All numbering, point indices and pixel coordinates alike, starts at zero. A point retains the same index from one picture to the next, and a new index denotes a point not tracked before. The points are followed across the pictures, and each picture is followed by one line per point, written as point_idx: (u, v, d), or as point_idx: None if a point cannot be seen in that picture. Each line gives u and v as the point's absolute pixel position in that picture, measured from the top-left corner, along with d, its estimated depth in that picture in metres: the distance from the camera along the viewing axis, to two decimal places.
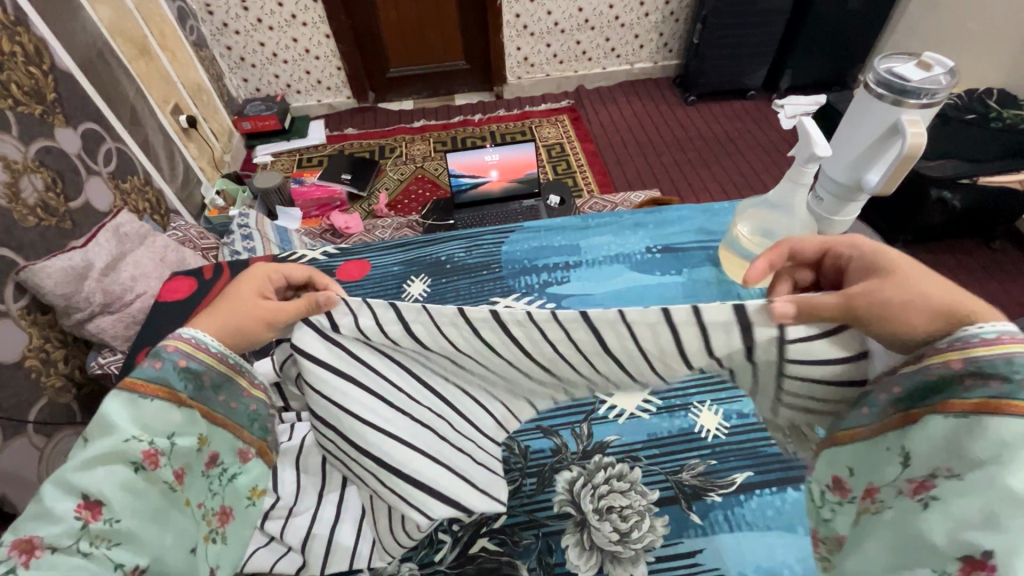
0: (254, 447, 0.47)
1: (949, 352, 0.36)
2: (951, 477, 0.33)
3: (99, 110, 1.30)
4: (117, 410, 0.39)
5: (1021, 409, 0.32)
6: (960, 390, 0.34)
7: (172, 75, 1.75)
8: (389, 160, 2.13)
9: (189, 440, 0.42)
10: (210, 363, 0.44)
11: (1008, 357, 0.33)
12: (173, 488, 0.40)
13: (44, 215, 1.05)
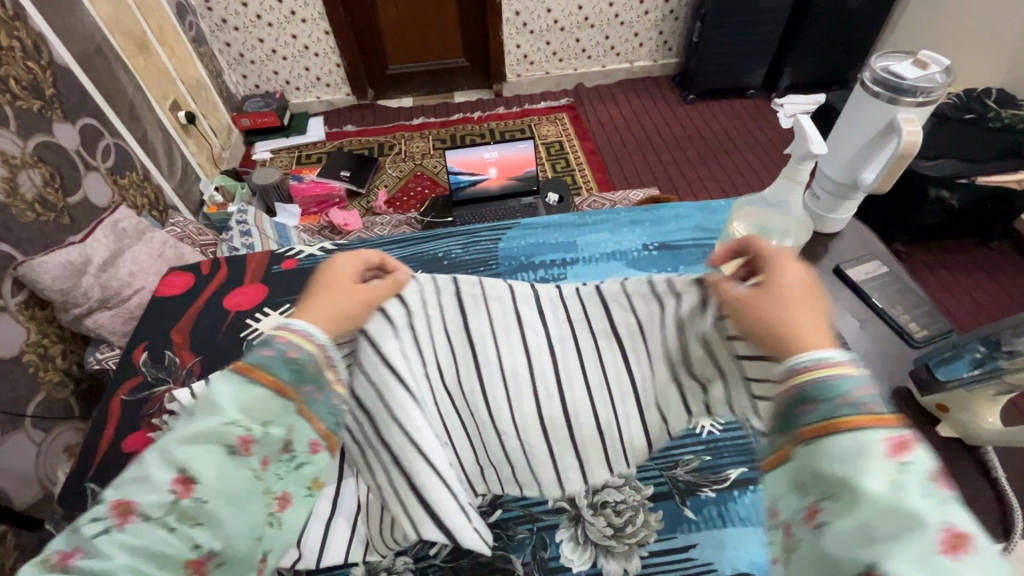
0: (324, 439, 0.41)
1: (785, 381, 0.35)
2: (826, 499, 0.30)
3: (97, 105, 1.30)
4: (223, 386, 0.37)
5: (850, 422, 0.30)
6: (801, 416, 0.33)
7: (170, 71, 1.75)
8: (388, 157, 2.13)
9: (279, 428, 0.38)
10: (315, 349, 0.41)
11: (831, 375, 0.33)
12: (258, 475, 0.37)
13: (42, 210, 1.05)
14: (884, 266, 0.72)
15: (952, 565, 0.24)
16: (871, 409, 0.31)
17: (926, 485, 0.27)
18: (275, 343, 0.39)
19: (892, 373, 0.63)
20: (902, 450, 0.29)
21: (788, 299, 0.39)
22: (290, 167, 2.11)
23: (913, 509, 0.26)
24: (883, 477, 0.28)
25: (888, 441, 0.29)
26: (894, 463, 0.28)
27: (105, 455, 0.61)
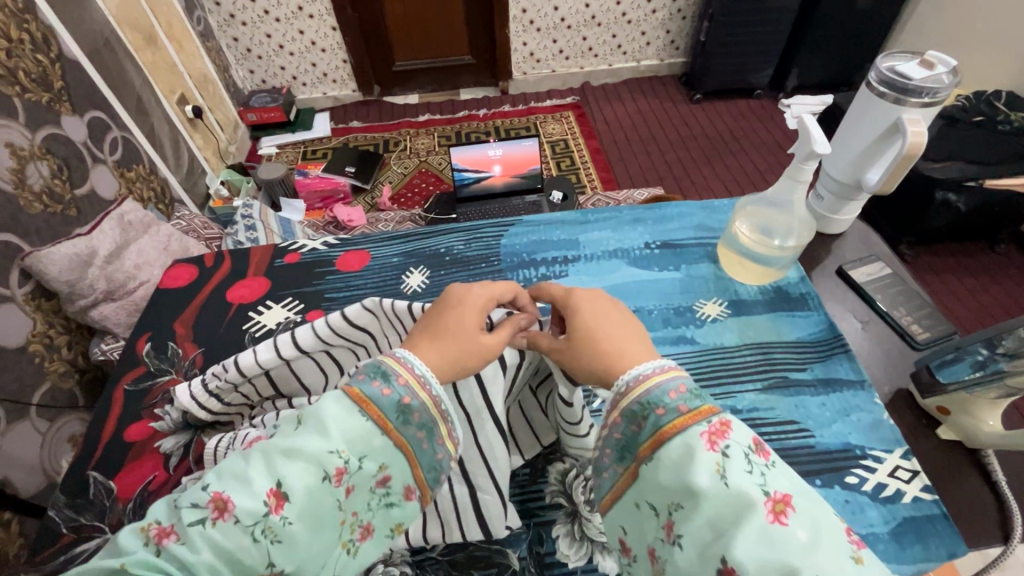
0: (419, 487, 0.42)
1: (613, 408, 0.40)
2: (678, 509, 0.35)
3: (106, 99, 1.32)
4: (337, 410, 0.39)
5: (672, 428, 0.36)
6: (637, 435, 0.38)
7: (178, 65, 1.76)
8: (393, 154, 2.14)
9: (373, 463, 0.39)
10: (428, 401, 0.42)
11: (653, 387, 0.38)
12: (345, 502, 0.38)
13: (50, 202, 1.06)
14: (887, 268, 0.72)
15: (780, 528, 0.31)
16: (684, 409, 0.37)
17: (745, 463, 0.34)
18: (395, 383, 0.41)
19: (894, 374, 0.62)
20: (720, 436, 0.35)
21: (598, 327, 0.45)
22: (296, 162, 2.11)
23: (741, 491, 0.32)
24: (711, 471, 0.34)
25: (706, 433, 0.35)
26: (717, 453, 0.34)
27: (108, 444, 0.61)
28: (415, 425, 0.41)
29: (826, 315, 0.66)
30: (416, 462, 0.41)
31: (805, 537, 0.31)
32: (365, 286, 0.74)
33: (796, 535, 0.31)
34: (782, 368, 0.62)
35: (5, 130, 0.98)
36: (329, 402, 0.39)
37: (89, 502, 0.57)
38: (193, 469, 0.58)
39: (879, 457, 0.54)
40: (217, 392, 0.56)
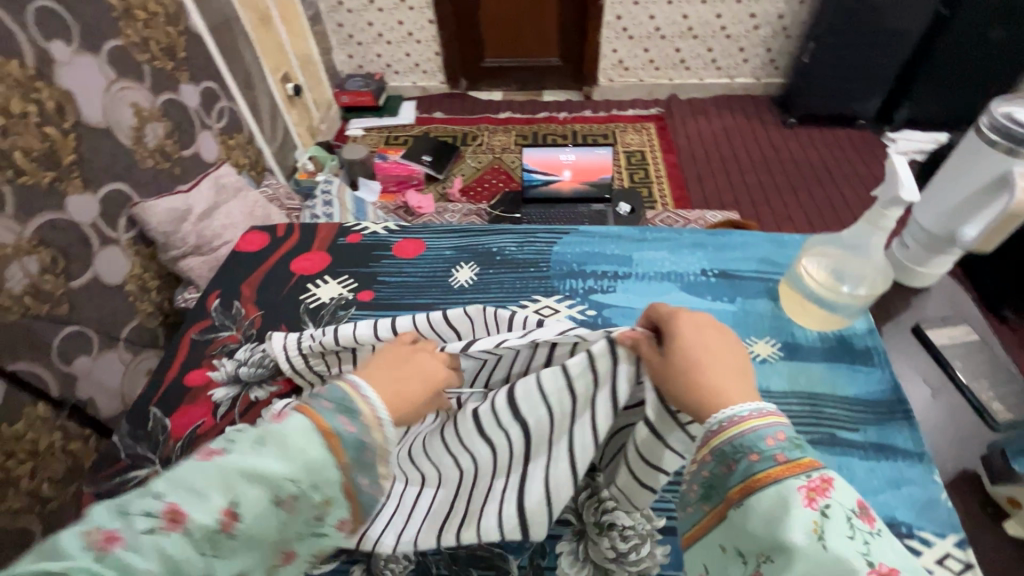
0: (352, 520, 0.40)
1: (703, 445, 0.40)
2: (767, 562, 0.35)
3: (220, 72, 1.45)
4: (300, 433, 0.38)
5: (767, 476, 0.36)
6: (728, 477, 0.39)
7: (286, 46, 1.90)
8: (470, 148, 2.18)
9: (322, 495, 0.37)
10: (379, 444, 0.40)
11: (747, 431, 0.38)
12: (287, 527, 0.37)
13: (161, 159, 1.18)
14: (975, 332, 0.65)
15: None
16: (781, 459, 0.37)
17: (845, 526, 0.33)
18: (358, 421, 0.40)
19: (961, 451, 0.56)
20: (820, 494, 0.35)
21: (697, 356, 0.43)
22: (378, 145, 2.21)
23: (840, 557, 0.32)
24: (808, 530, 0.34)
25: (804, 489, 0.35)
26: (816, 511, 0.34)
27: (169, 385, 0.68)
28: (373, 464, 0.40)
29: (891, 373, 0.61)
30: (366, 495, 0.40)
31: None
32: (416, 274, 0.76)
33: None
34: (829, 425, 0.57)
35: (132, 92, 1.10)
36: (294, 425, 0.38)
37: (147, 434, 0.63)
38: (236, 421, 0.63)
39: (927, 540, 0.49)
40: (307, 353, 0.63)
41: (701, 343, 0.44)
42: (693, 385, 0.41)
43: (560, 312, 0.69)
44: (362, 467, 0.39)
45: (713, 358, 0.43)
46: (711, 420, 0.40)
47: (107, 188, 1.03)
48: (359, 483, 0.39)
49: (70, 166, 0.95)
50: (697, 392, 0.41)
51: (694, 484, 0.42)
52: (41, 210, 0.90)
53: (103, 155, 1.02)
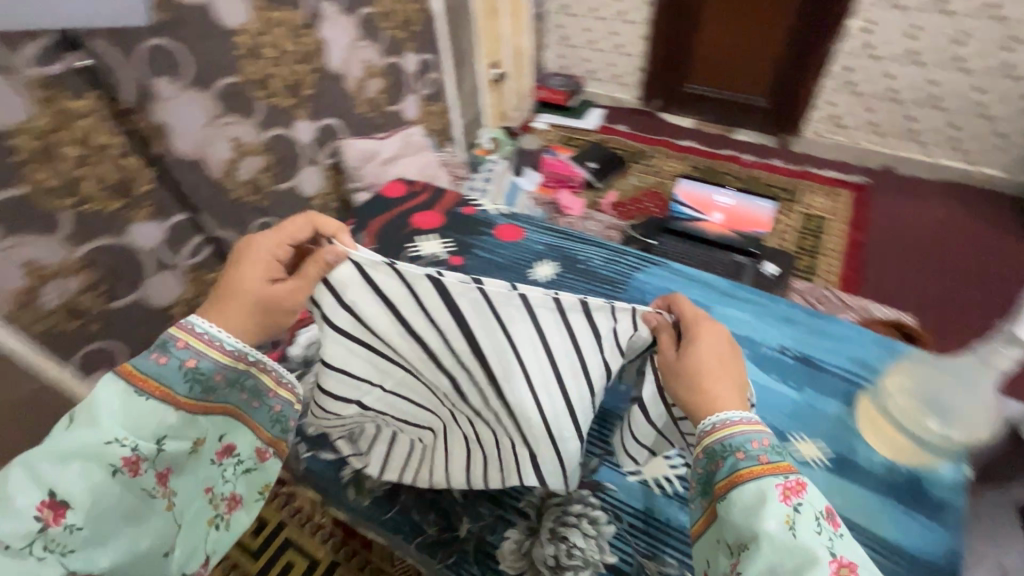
0: (271, 446, 0.65)
1: (700, 442, 0.52)
2: (743, 549, 0.44)
3: (438, 46, 1.73)
4: (121, 397, 0.53)
5: (750, 472, 0.47)
6: (716, 472, 0.49)
7: (504, 35, 2.11)
8: (638, 167, 2.18)
9: (184, 442, 0.57)
10: (223, 363, 0.59)
11: (735, 433, 0.50)
12: (147, 488, 0.54)
13: (372, 109, 1.53)
14: None
15: None
16: (762, 459, 0.48)
17: (812, 522, 0.43)
18: (182, 343, 0.57)
19: None
20: (794, 495, 0.45)
21: (707, 365, 0.55)
22: (554, 142, 2.33)
23: (805, 545, 0.42)
24: (782, 520, 0.43)
25: (782, 486, 0.45)
26: (788, 506, 0.44)
27: None
28: (237, 388, 0.62)
29: (954, 538, 0.55)
30: (259, 427, 0.65)
31: None
32: (504, 255, 0.84)
33: None
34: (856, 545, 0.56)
35: (368, 53, 1.40)
36: (109, 392, 0.53)
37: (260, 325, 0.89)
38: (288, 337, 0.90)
39: None
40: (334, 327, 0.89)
41: (715, 355, 0.56)
42: (696, 387, 0.54)
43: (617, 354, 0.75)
44: (218, 410, 0.60)
45: (718, 364, 0.55)
46: (708, 421, 0.53)
47: (325, 120, 1.31)
48: (222, 414, 0.61)
49: (306, 96, 1.24)
50: (695, 393, 0.54)
51: (696, 482, 0.52)
52: (279, 124, 1.18)
53: (332, 96, 1.31)
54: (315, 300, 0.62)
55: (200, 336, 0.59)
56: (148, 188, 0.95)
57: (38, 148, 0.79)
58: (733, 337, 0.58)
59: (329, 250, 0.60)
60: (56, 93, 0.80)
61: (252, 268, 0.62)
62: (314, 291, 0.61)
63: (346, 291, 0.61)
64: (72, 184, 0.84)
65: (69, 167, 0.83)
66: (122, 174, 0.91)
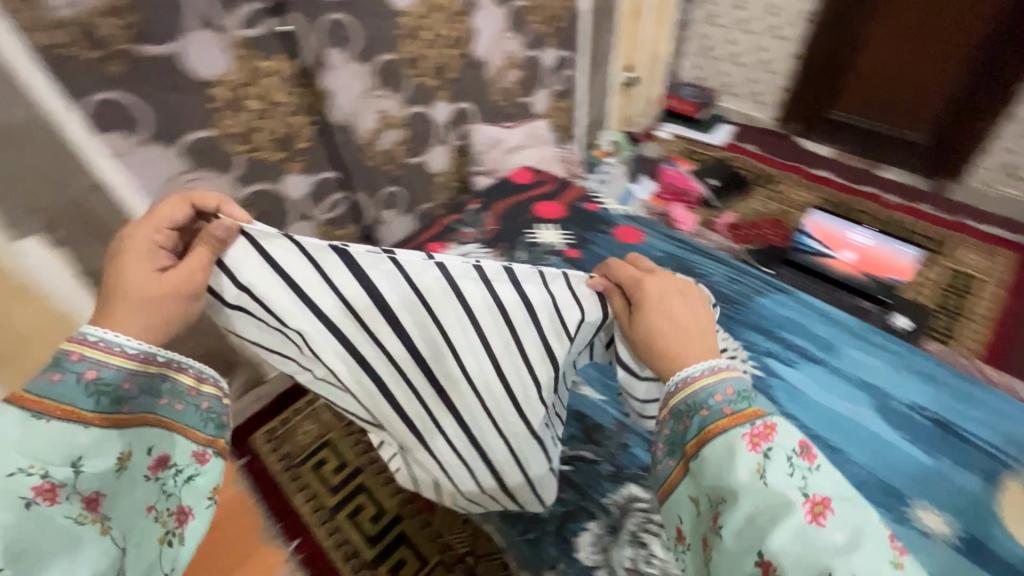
0: (210, 446, 0.69)
1: (667, 402, 0.65)
2: (722, 503, 0.55)
3: (579, 45, 1.83)
4: (18, 428, 0.53)
5: (717, 429, 0.58)
6: (686, 435, 0.62)
7: (643, 40, 2.09)
8: (762, 190, 2.06)
9: (107, 458, 0.58)
10: (129, 368, 0.62)
11: (700, 390, 0.63)
12: (71, 512, 0.53)
13: (504, 96, 1.67)
14: None
15: (818, 527, 0.49)
16: (727, 410, 0.59)
17: (784, 465, 0.53)
18: (85, 356, 0.59)
19: None
20: (758, 445, 0.55)
21: (653, 327, 0.73)
22: (676, 154, 2.27)
23: (778, 490, 0.52)
24: (754, 470, 0.54)
25: (750, 435, 0.56)
26: (758, 454, 0.55)
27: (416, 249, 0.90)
28: (155, 394, 0.65)
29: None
30: (194, 430, 0.68)
31: (839, 535, 0.48)
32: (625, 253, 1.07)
33: (834, 534, 0.48)
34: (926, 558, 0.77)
35: None
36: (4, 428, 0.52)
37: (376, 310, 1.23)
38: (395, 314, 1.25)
39: None
40: None
41: (654, 310, 0.75)
42: (652, 348, 0.72)
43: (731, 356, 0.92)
44: (137, 419, 0.63)
45: (663, 324, 0.73)
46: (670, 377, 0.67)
47: None
48: (143, 423, 0.64)
49: (448, 80, 1.47)
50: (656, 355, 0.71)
51: (664, 443, 0.65)
52: None
53: None
54: (213, 290, 0.71)
55: (95, 345, 0.60)
56: (305, 143, 1.24)
57: (231, 99, 1.07)
58: (669, 287, 0.78)
59: (218, 225, 0.67)
60: (253, 55, 1.06)
61: (136, 265, 0.65)
62: (210, 276, 0.69)
63: (240, 272, 0.70)
64: (250, 132, 1.13)
65: (249, 118, 1.11)
66: (288, 129, 1.19)
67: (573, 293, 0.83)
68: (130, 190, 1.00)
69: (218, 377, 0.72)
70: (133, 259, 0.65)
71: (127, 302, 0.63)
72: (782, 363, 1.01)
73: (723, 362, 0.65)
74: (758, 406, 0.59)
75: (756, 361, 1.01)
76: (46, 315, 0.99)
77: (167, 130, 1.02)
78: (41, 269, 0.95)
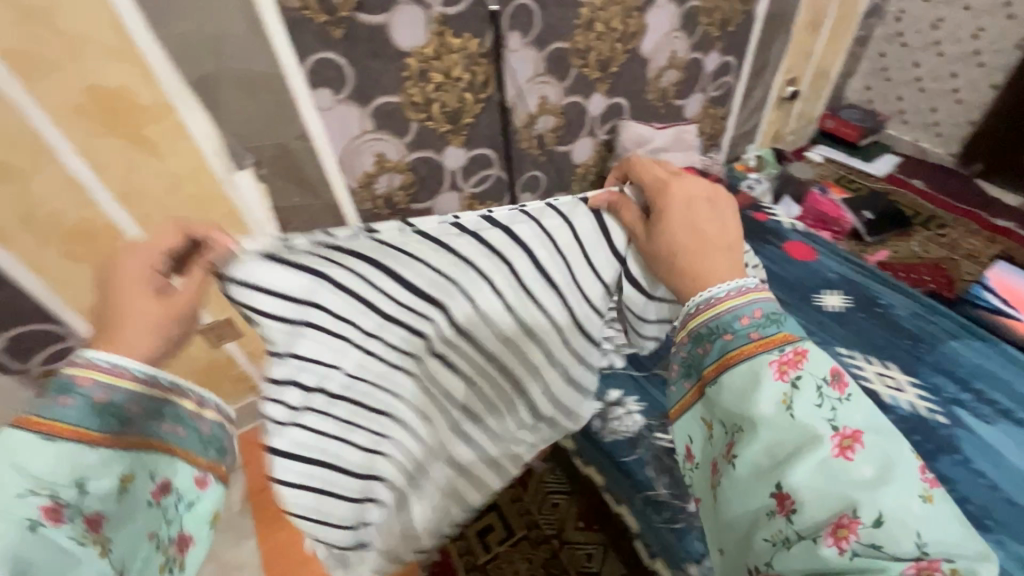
0: (211, 473, 0.68)
1: (684, 328, 0.73)
2: (738, 433, 0.64)
3: (746, 52, 1.75)
4: (27, 445, 0.52)
5: (746, 353, 0.65)
6: (704, 357, 0.70)
7: (814, 53, 1.96)
8: (926, 232, 1.86)
9: (109, 481, 0.57)
10: (137, 390, 0.60)
11: (727, 312, 0.69)
12: (73, 536, 0.52)
13: (659, 97, 1.65)
14: None
15: (845, 460, 0.57)
16: (753, 336, 0.66)
17: (812, 399, 0.60)
18: (97, 381, 0.58)
19: None
20: (784, 373, 0.63)
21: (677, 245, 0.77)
22: (827, 178, 2.11)
23: (803, 423, 0.59)
24: (779, 402, 0.61)
25: (777, 362, 0.63)
26: (785, 383, 0.62)
27: None
28: (159, 416, 0.62)
29: None
30: (196, 456, 0.67)
31: (869, 471, 0.56)
32: (807, 276, 1.32)
33: (863, 468, 0.56)
34: None
35: None
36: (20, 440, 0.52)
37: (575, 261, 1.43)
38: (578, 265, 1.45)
39: None
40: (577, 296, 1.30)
41: (678, 220, 0.78)
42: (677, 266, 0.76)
43: (903, 387, 1.07)
44: (145, 443, 0.61)
45: (688, 236, 0.76)
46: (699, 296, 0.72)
47: None
48: (150, 448, 0.61)
49: (610, 74, 1.48)
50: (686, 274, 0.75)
51: (677, 367, 0.75)
52: None
53: None
54: (249, 307, 0.67)
55: (102, 367, 0.58)
56: (470, 119, 1.31)
57: (419, 70, 1.16)
58: (688, 193, 0.79)
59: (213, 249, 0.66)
60: (445, 31, 1.14)
61: (134, 288, 0.64)
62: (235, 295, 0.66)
63: (260, 278, 0.66)
64: (428, 103, 1.22)
65: (430, 91, 1.20)
66: (460, 104, 1.27)
67: (575, 233, 0.85)
68: (304, 94, 1.05)
69: (220, 403, 0.70)
70: (137, 280, 0.64)
71: (131, 322, 0.62)
72: (973, 417, 1.01)
73: (748, 282, 0.71)
74: (787, 331, 0.66)
75: (940, 406, 1.03)
76: (194, 163, 1.04)
77: (362, 92, 1.12)
78: (195, 121, 0.99)
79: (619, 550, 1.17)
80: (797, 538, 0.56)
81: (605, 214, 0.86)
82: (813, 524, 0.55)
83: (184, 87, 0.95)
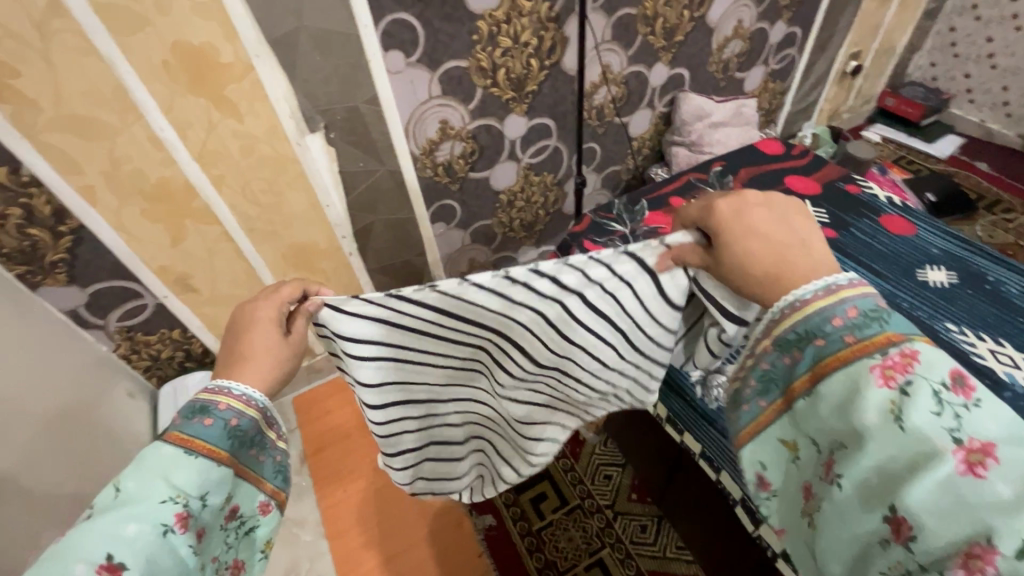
0: (273, 498, 0.63)
1: (767, 336, 0.57)
2: (839, 450, 0.49)
3: (812, 23, 1.67)
4: (168, 456, 0.52)
5: (844, 358, 0.50)
6: (796, 369, 0.54)
7: (882, 25, 1.87)
8: (992, 215, 1.80)
9: (220, 497, 0.55)
10: (255, 415, 0.61)
11: (835, 302, 0.53)
12: (188, 548, 0.50)
13: (720, 68, 1.60)
14: None
15: (979, 477, 0.41)
16: (850, 338, 0.51)
17: (931, 403, 0.45)
18: (221, 406, 0.58)
19: None
20: (887, 378, 0.47)
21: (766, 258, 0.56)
22: (885, 159, 2.04)
23: (921, 431, 0.44)
24: (888, 410, 0.46)
25: (882, 367, 0.48)
26: (892, 388, 0.47)
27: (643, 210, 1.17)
28: (250, 444, 0.60)
29: None
30: (264, 481, 0.62)
31: (1005, 487, 0.40)
32: (901, 243, 1.06)
33: (999, 485, 0.40)
34: None
35: None
36: (160, 452, 0.52)
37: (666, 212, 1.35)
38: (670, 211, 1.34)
39: None
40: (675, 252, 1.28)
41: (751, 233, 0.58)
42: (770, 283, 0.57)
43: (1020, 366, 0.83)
44: (239, 472, 0.58)
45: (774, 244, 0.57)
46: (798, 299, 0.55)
47: None
48: (241, 477, 0.59)
49: (675, 43, 1.43)
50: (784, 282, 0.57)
51: (756, 381, 0.58)
52: None
53: None
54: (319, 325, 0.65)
55: (236, 396, 0.60)
56: (534, 88, 1.29)
57: (489, 34, 1.13)
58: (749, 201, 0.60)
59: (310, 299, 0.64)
60: None
61: (256, 330, 0.64)
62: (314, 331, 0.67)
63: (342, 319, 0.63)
64: (495, 69, 1.20)
65: (497, 56, 1.18)
66: (526, 71, 1.24)
67: (644, 303, 0.66)
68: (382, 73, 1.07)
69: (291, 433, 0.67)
70: (260, 320, 0.65)
71: (241, 367, 0.62)
72: None
73: (842, 277, 0.54)
74: (893, 330, 0.50)
75: None
76: (269, 121, 1.03)
77: (431, 56, 1.10)
78: (271, 81, 0.98)
79: (673, 521, 1.17)
80: (923, 570, 0.42)
81: (680, 270, 0.63)
82: (937, 549, 0.41)
83: (263, 43, 0.93)
